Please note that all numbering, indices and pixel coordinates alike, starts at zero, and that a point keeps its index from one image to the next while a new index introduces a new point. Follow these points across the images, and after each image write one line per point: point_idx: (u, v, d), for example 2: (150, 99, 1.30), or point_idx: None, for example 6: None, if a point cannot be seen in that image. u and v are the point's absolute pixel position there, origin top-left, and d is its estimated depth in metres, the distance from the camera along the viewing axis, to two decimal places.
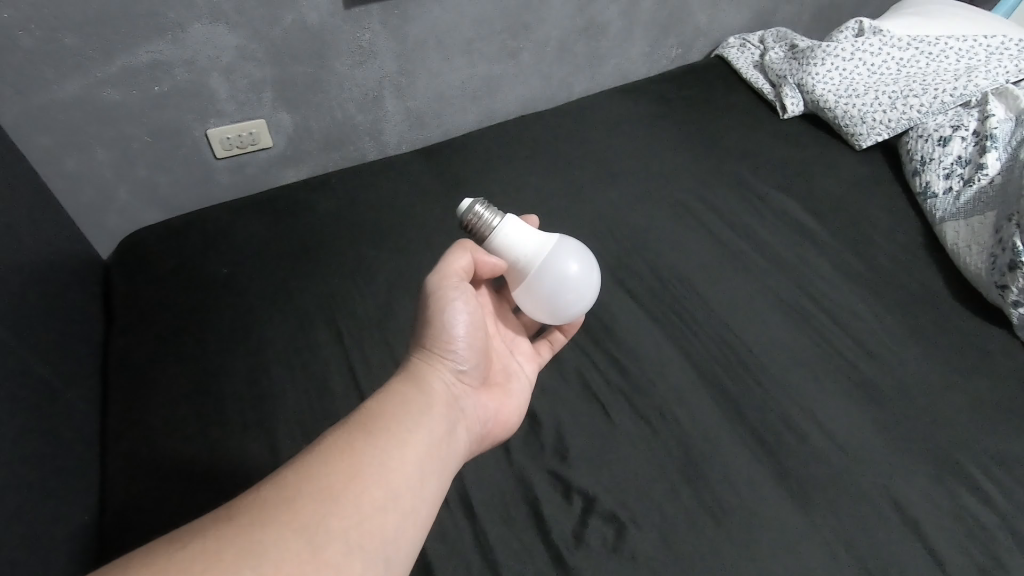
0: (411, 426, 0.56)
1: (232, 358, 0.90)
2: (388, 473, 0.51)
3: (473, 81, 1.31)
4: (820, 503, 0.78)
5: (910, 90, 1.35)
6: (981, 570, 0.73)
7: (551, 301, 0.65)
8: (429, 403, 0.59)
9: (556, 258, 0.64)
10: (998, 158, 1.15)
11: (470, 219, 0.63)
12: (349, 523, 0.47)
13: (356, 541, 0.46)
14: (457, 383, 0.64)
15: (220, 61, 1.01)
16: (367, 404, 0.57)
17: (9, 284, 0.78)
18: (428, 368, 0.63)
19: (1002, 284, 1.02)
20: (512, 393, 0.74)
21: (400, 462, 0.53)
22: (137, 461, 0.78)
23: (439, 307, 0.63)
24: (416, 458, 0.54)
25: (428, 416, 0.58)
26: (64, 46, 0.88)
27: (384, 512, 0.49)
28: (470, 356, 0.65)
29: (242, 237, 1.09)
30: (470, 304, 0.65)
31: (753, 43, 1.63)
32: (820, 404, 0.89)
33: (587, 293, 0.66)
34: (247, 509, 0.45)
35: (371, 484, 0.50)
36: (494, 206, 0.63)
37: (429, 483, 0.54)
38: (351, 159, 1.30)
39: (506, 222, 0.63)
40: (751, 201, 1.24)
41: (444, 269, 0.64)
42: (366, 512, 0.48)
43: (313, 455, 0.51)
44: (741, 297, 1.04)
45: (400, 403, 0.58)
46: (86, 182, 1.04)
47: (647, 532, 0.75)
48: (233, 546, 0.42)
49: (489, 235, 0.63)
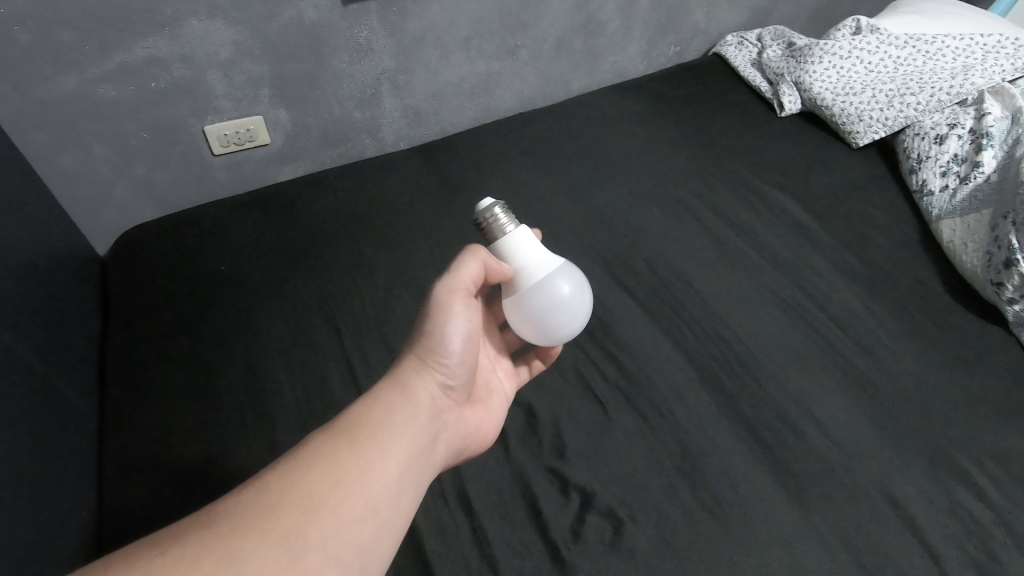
0: (395, 437, 0.55)
1: (229, 355, 0.90)
2: (370, 483, 0.51)
3: (471, 78, 1.31)
4: (817, 499, 0.79)
5: (907, 88, 1.35)
6: (976, 565, 0.73)
7: (540, 321, 0.62)
8: (414, 414, 0.58)
9: (554, 279, 0.61)
10: (994, 156, 1.15)
11: (486, 219, 0.61)
12: (329, 533, 0.47)
13: (335, 552, 0.46)
14: (443, 395, 0.63)
15: (217, 58, 1.01)
16: (353, 408, 0.56)
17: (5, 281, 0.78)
18: (417, 376, 0.61)
19: (997, 282, 1.02)
20: (491, 410, 0.74)
21: (382, 473, 0.52)
22: (135, 456, 0.79)
23: (439, 315, 0.61)
24: (398, 470, 0.54)
25: (412, 427, 0.57)
26: (60, 43, 0.88)
27: (364, 522, 0.49)
28: (460, 372, 0.63)
29: (238, 235, 1.08)
30: (470, 319, 0.63)
31: (751, 41, 1.63)
32: (817, 400, 0.89)
33: (579, 315, 0.64)
34: (229, 511, 0.45)
35: (352, 493, 0.49)
36: (512, 214, 0.62)
37: (408, 495, 0.54)
38: (349, 156, 1.30)
39: (520, 231, 0.61)
40: (748, 199, 1.24)
41: (456, 281, 0.61)
42: (347, 521, 0.48)
43: (296, 459, 0.50)
44: (739, 294, 1.04)
45: (387, 411, 0.57)
46: (83, 179, 1.04)
47: (645, 528, 0.75)
48: (213, 552, 0.41)
49: (499, 239, 0.61)
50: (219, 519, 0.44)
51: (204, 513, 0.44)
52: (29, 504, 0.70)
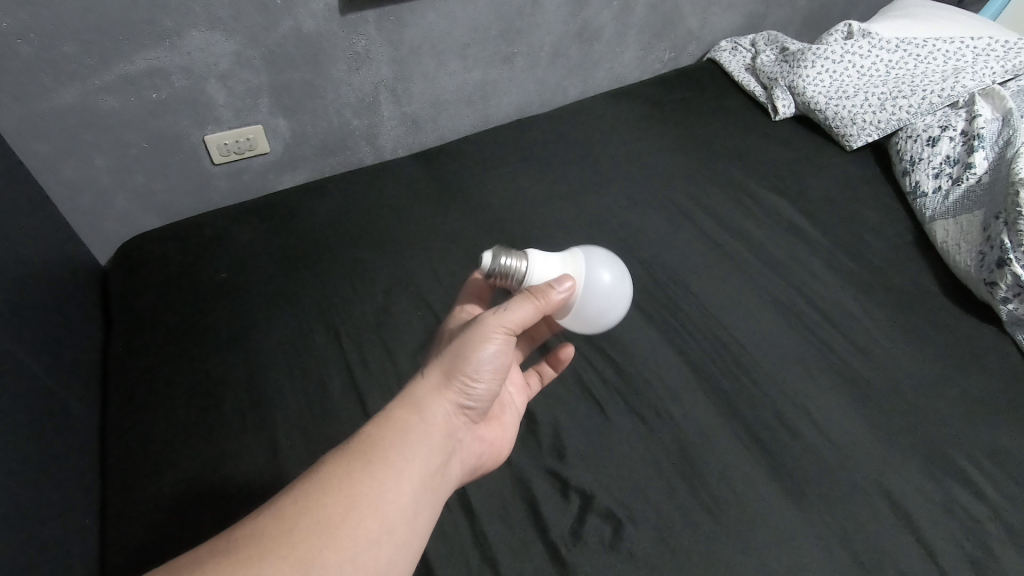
0: (414, 459, 0.54)
1: (232, 361, 0.90)
2: (386, 506, 0.51)
3: (469, 86, 1.32)
4: (816, 498, 0.79)
5: (899, 91, 1.37)
6: (973, 562, 0.74)
7: (594, 320, 0.66)
8: (433, 435, 0.57)
9: (590, 270, 0.64)
10: (986, 157, 1.17)
11: (496, 271, 0.60)
12: (345, 557, 0.48)
13: None
14: (464, 415, 0.62)
15: (217, 68, 1.02)
16: (372, 428, 0.55)
17: (9, 291, 0.79)
18: (437, 393, 0.59)
19: (990, 281, 1.03)
20: (504, 426, 0.73)
21: (399, 495, 0.52)
22: (138, 463, 0.79)
23: (473, 341, 0.59)
24: (414, 490, 0.54)
25: (432, 449, 0.56)
26: (63, 55, 0.89)
27: (379, 545, 0.50)
28: (483, 394, 0.62)
29: (238, 244, 1.09)
30: (504, 347, 0.60)
31: (744, 46, 1.65)
32: (814, 400, 0.90)
33: (621, 303, 0.67)
34: (246, 538, 0.46)
35: (368, 517, 0.50)
36: (518, 252, 0.61)
37: (424, 516, 0.54)
38: (348, 164, 1.31)
39: (535, 267, 0.61)
40: (744, 202, 1.25)
41: (504, 318, 0.59)
42: (362, 545, 0.49)
43: (311, 482, 0.50)
44: (736, 296, 1.05)
45: (406, 432, 0.56)
46: (85, 189, 1.05)
47: (645, 529, 0.76)
48: None
49: (520, 281, 0.61)
50: (236, 547, 0.45)
51: (220, 542, 0.46)
52: (34, 513, 0.70)
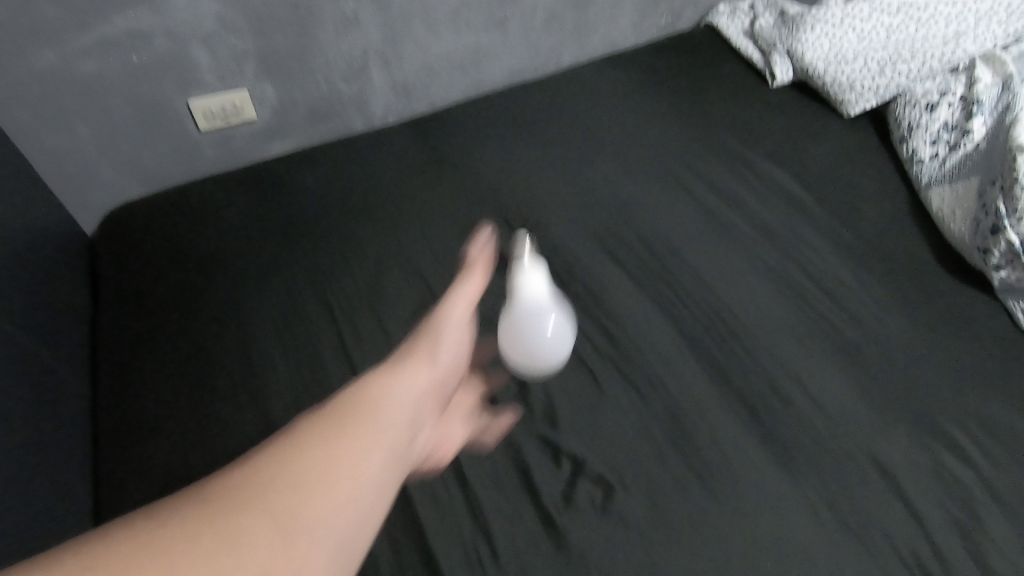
0: (386, 428, 0.54)
1: (222, 330, 0.90)
2: (362, 468, 0.49)
3: (460, 50, 1.29)
4: (805, 464, 0.80)
5: (899, 56, 1.34)
6: (957, 525, 0.76)
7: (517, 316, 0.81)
8: (406, 406, 0.56)
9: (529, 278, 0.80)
10: (984, 123, 1.16)
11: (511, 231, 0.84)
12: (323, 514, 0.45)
13: (328, 534, 0.45)
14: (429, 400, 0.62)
15: (199, 30, 1.00)
16: (344, 396, 0.54)
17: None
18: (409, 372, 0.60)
19: (984, 248, 1.03)
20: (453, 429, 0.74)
21: (375, 460, 0.51)
22: (127, 438, 0.81)
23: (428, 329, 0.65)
24: (388, 461, 0.52)
25: (403, 422, 0.56)
26: (40, 16, 0.89)
27: (356, 506, 0.48)
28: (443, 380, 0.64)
29: (226, 214, 1.07)
30: (457, 337, 0.69)
31: (743, 9, 1.59)
32: (805, 368, 0.90)
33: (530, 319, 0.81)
34: (214, 497, 0.43)
35: (345, 477, 0.48)
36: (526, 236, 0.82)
37: (394, 487, 0.52)
38: (337, 132, 1.28)
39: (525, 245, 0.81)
40: (738, 171, 1.24)
41: (461, 294, 0.71)
42: (337, 506, 0.46)
43: (287, 440, 0.49)
44: (730, 266, 1.04)
45: (379, 402, 0.55)
46: (65, 157, 1.03)
47: (636, 494, 0.77)
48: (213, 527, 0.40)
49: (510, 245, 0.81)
50: (206, 506, 0.42)
51: (192, 494, 0.43)
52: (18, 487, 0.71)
